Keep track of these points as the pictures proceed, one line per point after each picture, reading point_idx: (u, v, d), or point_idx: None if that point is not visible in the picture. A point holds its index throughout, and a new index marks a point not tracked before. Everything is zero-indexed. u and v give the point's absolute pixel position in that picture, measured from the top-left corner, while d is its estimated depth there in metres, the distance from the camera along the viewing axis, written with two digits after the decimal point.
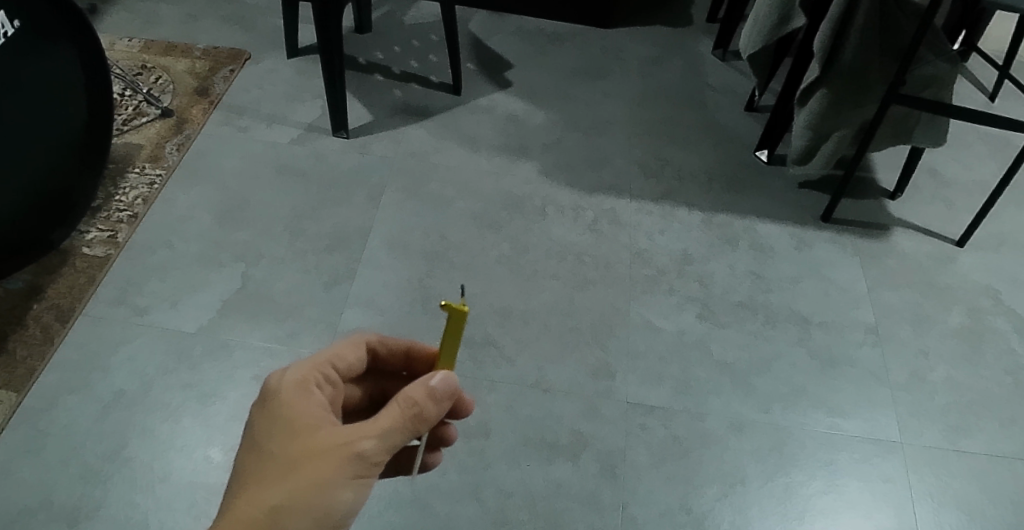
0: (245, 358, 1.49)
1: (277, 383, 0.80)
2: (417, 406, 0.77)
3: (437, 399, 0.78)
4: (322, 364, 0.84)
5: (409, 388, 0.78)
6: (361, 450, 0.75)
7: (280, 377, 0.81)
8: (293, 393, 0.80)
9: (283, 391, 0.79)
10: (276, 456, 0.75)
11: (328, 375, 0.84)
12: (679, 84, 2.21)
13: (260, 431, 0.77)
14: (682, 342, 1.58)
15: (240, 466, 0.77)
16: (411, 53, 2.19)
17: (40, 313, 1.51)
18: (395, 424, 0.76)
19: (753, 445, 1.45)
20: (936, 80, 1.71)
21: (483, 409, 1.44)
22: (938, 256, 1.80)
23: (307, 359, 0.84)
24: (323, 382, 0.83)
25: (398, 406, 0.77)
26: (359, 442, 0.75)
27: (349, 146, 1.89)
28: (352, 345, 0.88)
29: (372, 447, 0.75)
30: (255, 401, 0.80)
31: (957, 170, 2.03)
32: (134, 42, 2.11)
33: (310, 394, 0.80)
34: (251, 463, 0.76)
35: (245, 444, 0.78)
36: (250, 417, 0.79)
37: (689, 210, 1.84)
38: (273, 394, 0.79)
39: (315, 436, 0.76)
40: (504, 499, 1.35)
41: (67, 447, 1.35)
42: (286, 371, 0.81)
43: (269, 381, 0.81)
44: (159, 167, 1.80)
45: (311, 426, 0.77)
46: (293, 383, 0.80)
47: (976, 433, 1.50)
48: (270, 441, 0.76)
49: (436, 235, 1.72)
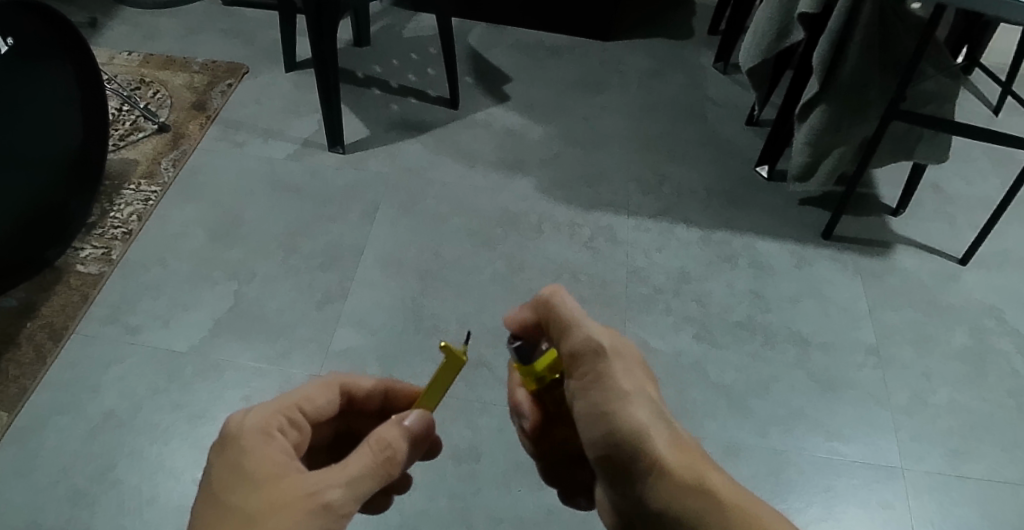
0: (236, 378, 1.48)
1: (239, 427, 0.79)
2: (390, 448, 0.77)
3: (411, 439, 0.78)
4: (289, 408, 0.85)
5: (382, 430, 0.78)
6: (329, 500, 0.73)
7: (242, 421, 0.80)
8: (255, 438, 0.79)
9: (245, 437, 0.78)
10: (236, 509, 0.73)
11: (294, 418, 0.85)
12: (680, 97, 2.19)
13: (220, 482, 0.76)
14: (678, 364, 1.56)
15: (198, 521, 0.74)
16: (409, 66, 2.18)
17: (32, 332, 1.50)
18: (365, 470, 0.75)
19: (749, 470, 1.42)
20: (937, 97, 1.68)
21: (474, 432, 1.43)
22: (941, 275, 1.77)
23: (274, 401, 0.85)
24: (287, 427, 0.83)
25: (370, 449, 0.77)
26: (326, 491, 0.73)
27: (345, 161, 1.88)
28: (322, 389, 0.90)
29: (340, 496, 0.73)
30: (215, 447, 0.79)
31: (960, 187, 2.00)
32: (133, 56, 2.11)
33: (273, 439, 0.80)
34: (210, 518, 0.73)
35: (203, 495, 0.76)
36: (209, 467, 0.77)
37: (688, 227, 1.82)
38: (234, 440, 0.78)
39: (279, 485, 0.74)
40: (494, 525, 1.33)
41: (56, 469, 1.34)
42: (248, 414, 0.81)
43: (230, 425, 0.80)
44: (155, 183, 1.79)
45: (274, 474, 0.75)
46: (256, 428, 0.80)
47: (978, 458, 1.47)
48: (231, 492, 0.75)
49: (431, 253, 1.70)
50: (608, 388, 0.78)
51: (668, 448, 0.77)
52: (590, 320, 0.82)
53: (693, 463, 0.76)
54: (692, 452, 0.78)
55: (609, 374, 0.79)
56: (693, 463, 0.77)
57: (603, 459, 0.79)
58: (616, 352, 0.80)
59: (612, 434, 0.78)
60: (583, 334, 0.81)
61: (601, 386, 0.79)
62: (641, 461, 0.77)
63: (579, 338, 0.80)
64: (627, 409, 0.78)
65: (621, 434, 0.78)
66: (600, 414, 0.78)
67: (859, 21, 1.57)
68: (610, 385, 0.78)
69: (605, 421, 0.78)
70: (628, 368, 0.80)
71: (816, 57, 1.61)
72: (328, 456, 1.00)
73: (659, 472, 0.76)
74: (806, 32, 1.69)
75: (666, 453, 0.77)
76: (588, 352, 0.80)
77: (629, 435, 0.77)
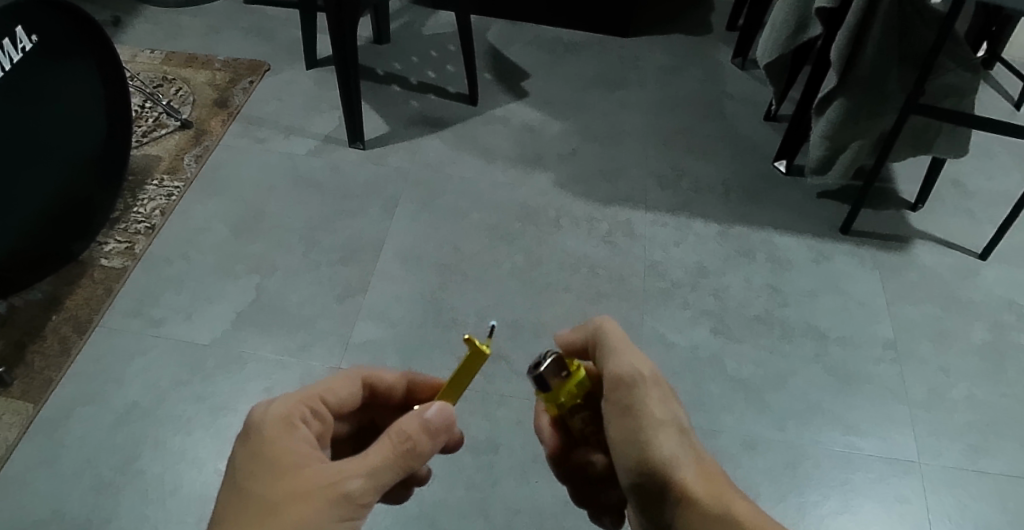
0: (257, 370, 1.50)
1: (262, 417, 0.81)
2: (411, 441, 0.78)
3: (431, 432, 0.79)
4: (312, 399, 0.87)
5: (402, 421, 0.79)
6: (349, 490, 0.75)
7: (265, 411, 0.82)
8: (278, 427, 0.80)
9: (267, 426, 0.80)
10: (259, 497, 0.75)
11: (316, 409, 0.86)
12: (698, 93, 2.19)
13: (243, 471, 0.78)
14: (695, 358, 1.56)
15: (221, 507, 0.76)
16: (429, 63, 2.19)
17: (58, 324, 1.53)
18: (385, 462, 0.77)
19: (766, 463, 1.43)
20: (957, 90, 1.67)
21: (491, 423, 1.45)
22: (961, 270, 1.77)
23: (297, 392, 0.87)
24: (309, 417, 0.85)
25: (390, 441, 0.78)
26: (345, 482, 0.75)
27: (364, 157, 1.90)
28: (346, 381, 0.92)
29: (359, 487, 0.75)
30: (239, 435, 0.81)
31: (981, 181, 1.99)
32: (156, 53, 2.14)
33: (295, 429, 0.82)
34: (233, 506, 0.76)
35: (227, 484, 0.78)
36: (233, 455, 0.79)
37: (705, 222, 1.83)
38: (257, 429, 0.80)
39: (301, 475, 0.76)
40: (511, 516, 1.34)
41: (81, 458, 1.37)
42: (271, 404, 0.83)
43: (254, 414, 0.82)
44: (177, 178, 1.82)
45: (296, 464, 0.77)
46: (278, 417, 0.82)
47: (997, 454, 1.46)
48: (254, 482, 0.76)
49: (450, 247, 1.72)
50: (642, 416, 0.84)
51: (694, 478, 0.83)
52: (635, 351, 0.88)
53: (718, 490, 0.82)
54: (720, 481, 0.84)
55: (645, 404, 0.84)
56: (718, 492, 0.82)
57: (634, 487, 0.85)
58: (656, 383, 0.86)
59: (644, 462, 0.84)
60: (625, 363, 0.86)
61: (635, 415, 0.84)
62: (670, 489, 0.83)
63: (621, 365, 0.86)
64: (658, 439, 0.84)
65: (652, 461, 0.83)
66: (634, 441, 0.84)
67: (878, 15, 1.57)
68: (644, 414, 0.84)
69: (638, 449, 0.84)
70: (664, 399, 0.86)
71: (834, 51, 1.61)
72: (353, 446, 1.01)
73: (687, 502, 0.82)
74: (824, 27, 1.69)
75: (693, 482, 0.83)
76: (628, 380, 0.85)
77: (658, 464, 0.83)
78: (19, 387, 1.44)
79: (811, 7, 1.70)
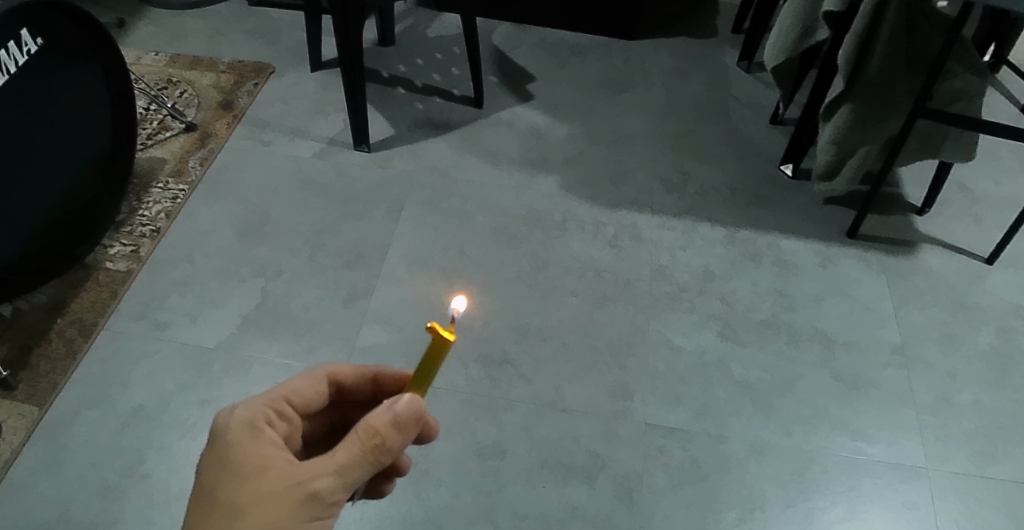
0: (263, 374, 1.49)
1: (225, 423, 0.80)
2: (378, 436, 0.76)
3: (401, 427, 0.77)
4: (277, 401, 0.85)
5: (370, 416, 0.77)
6: (316, 489, 0.75)
7: (228, 417, 0.80)
8: (241, 432, 0.79)
9: (231, 432, 0.79)
10: (224, 502, 0.74)
11: (282, 411, 0.84)
12: (703, 97, 2.18)
13: (208, 476, 0.76)
14: (702, 363, 1.56)
15: (191, 512, 0.76)
16: (434, 66, 2.19)
17: (64, 328, 1.52)
18: (354, 459, 0.76)
19: (773, 469, 1.42)
20: (963, 95, 1.67)
21: (498, 428, 1.44)
22: (967, 274, 1.76)
23: (262, 395, 0.85)
24: (276, 418, 0.83)
25: (358, 437, 0.76)
26: (312, 482, 0.75)
27: (369, 160, 1.90)
28: (311, 381, 0.89)
29: (327, 485, 0.75)
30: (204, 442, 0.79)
31: (987, 186, 1.99)
32: (160, 56, 2.14)
33: (260, 432, 0.80)
34: (201, 511, 0.75)
35: (195, 491, 0.77)
36: (200, 462, 0.78)
37: (711, 225, 1.82)
38: (220, 435, 0.79)
39: (265, 478, 0.75)
40: (519, 522, 1.34)
41: (86, 462, 1.37)
42: (234, 410, 0.81)
43: (217, 420, 0.80)
44: (183, 182, 1.81)
45: (262, 466, 0.76)
46: (241, 423, 0.80)
47: (1005, 460, 1.45)
48: (219, 486, 0.75)
49: (455, 251, 1.71)
50: None
51: None
52: None
53: None
54: None
55: None
56: None
57: None
58: None
59: None
60: None
61: None
62: None
63: None
64: None
65: None
66: None
67: (885, 18, 1.56)
68: None
69: None
70: None
71: (841, 56, 1.60)
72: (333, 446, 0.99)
73: None
74: (832, 31, 1.68)
75: None
76: None
77: None
78: (25, 391, 1.43)
79: (819, 10, 1.69)
